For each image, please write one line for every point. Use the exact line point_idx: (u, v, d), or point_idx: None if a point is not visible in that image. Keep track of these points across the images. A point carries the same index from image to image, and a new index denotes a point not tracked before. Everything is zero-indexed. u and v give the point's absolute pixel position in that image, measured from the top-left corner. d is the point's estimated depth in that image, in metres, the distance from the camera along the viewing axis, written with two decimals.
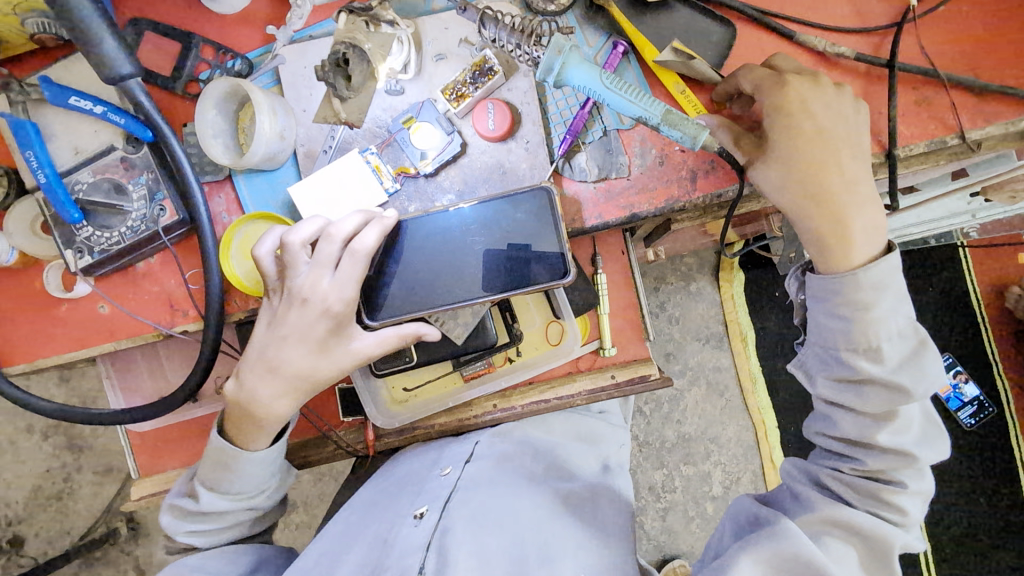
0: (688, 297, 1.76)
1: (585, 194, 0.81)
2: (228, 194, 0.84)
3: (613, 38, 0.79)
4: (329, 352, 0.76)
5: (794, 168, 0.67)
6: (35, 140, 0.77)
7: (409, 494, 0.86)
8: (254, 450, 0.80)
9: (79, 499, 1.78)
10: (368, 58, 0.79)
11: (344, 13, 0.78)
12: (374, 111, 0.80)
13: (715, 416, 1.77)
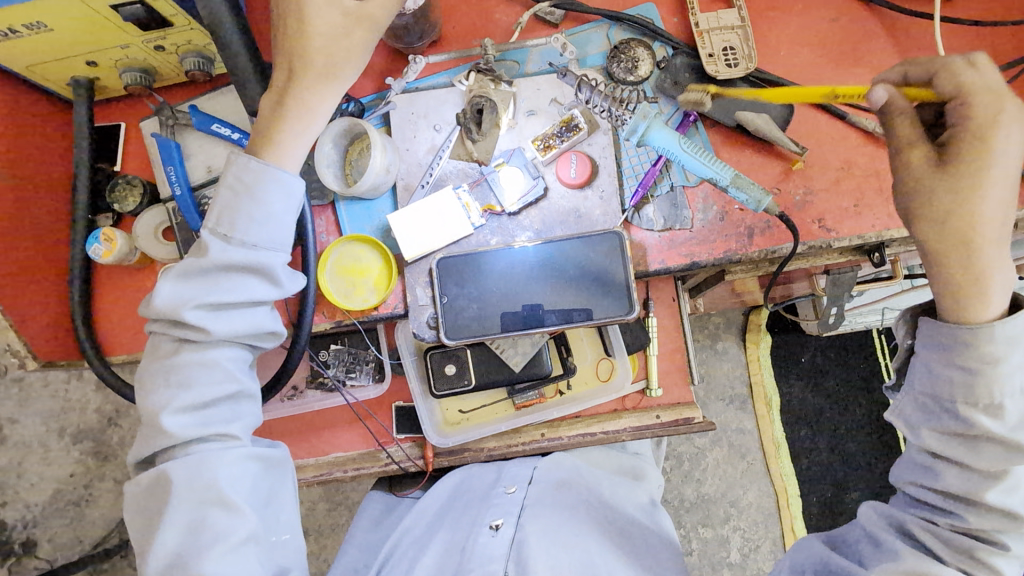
0: (713, 356, 1.80)
1: (651, 241, 0.89)
2: (328, 217, 0.95)
3: (684, 107, 0.89)
4: (325, 92, 0.74)
5: (956, 190, 0.63)
6: (176, 158, 0.89)
7: (481, 508, 1.00)
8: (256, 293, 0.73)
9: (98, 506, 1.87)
10: (497, 109, 0.90)
11: (474, 72, 0.91)
12: (494, 151, 0.90)
13: (736, 479, 1.77)
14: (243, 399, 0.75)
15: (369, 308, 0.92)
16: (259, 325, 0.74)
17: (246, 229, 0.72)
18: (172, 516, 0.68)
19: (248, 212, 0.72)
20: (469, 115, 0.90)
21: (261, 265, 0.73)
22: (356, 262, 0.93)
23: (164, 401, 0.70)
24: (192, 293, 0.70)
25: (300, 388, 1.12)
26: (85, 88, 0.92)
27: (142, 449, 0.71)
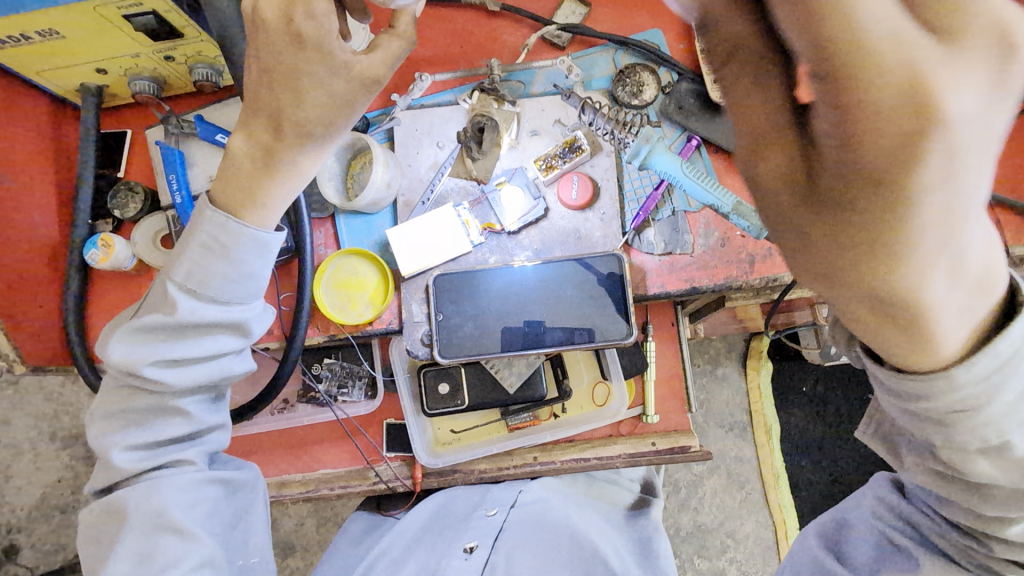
0: (713, 382, 1.78)
1: (651, 265, 0.88)
2: (327, 230, 0.94)
3: (688, 132, 0.89)
4: (310, 151, 0.69)
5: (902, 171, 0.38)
6: (178, 166, 0.89)
7: (457, 530, 0.96)
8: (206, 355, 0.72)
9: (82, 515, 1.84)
10: (499, 129, 0.90)
11: (478, 92, 0.91)
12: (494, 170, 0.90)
13: (734, 510, 1.74)
14: (203, 431, 0.79)
15: (364, 323, 0.91)
16: (222, 373, 0.74)
17: (214, 287, 0.70)
18: (124, 542, 0.72)
19: (217, 269, 0.68)
20: (470, 133, 0.90)
21: (230, 321, 0.72)
22: (352, 276, 0.92)
23: (119, 437, 0.73)
24: (152, 347, 0.70)
25: (291, 401, 1.11)
26: (94, 95, 0.93)
27: (103, 478, 0.75)
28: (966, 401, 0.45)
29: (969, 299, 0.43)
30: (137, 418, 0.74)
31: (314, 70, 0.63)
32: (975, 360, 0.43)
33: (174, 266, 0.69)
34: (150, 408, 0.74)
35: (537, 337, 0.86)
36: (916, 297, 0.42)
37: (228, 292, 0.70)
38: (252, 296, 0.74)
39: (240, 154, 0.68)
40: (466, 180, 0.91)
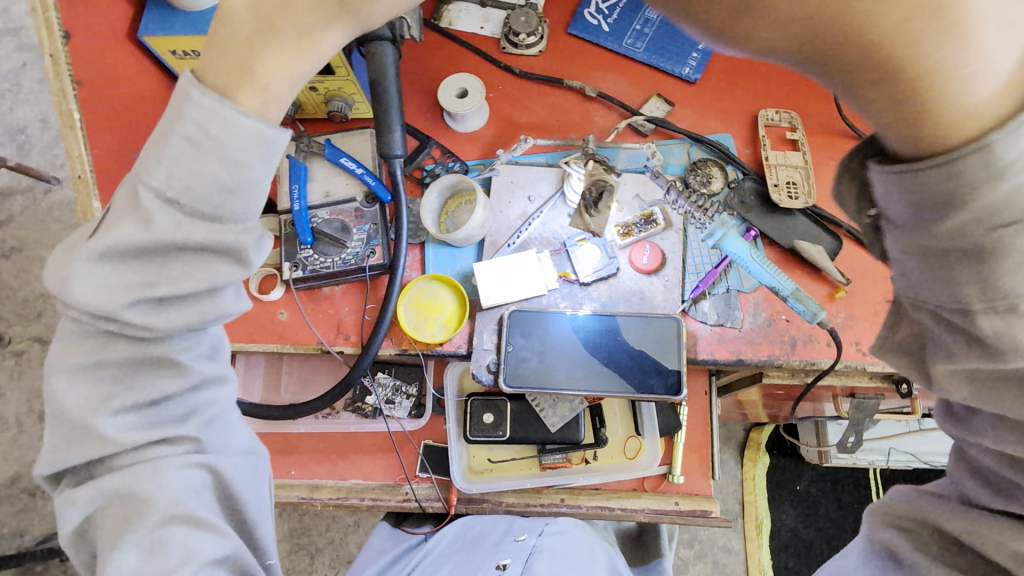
0: None
1: (703, 332, 0.98)
2: (415, 255, 1.05)
3: (747, 223, 1.02)
4: (335, 26, 0.59)
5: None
6: (302, 179, 1.02)
7: (488, 550, 1.08)
8: (196, 284, 0.61)
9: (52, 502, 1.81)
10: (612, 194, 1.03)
11: (592, 161, 1.04)
12: (607, 228, 1.01)
13: None
14: (202, 388, 0.69)
15: (435, 343, 0.99)
16: (218, 314, 0.65)
17: (209, 200, 0.59)
18: (127, 535, 0.62)
19: (213, 180, 0.58)
20: (590, 194, 1.03)
21: (224, 245, 0.61)
22: (433, 299, 1.02)
23: (100, 399, 0.62)
24: (132, 276, 0.60)
25: (337, 408, 1.16)
26: None
27: (74, 457, 0.62)
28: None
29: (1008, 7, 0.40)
30: (118, 374, 0.64)
31: None
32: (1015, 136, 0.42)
33: (151, 167, 0.58)
34: (133, 359, 0.64)
35: (597, 382, 0.94)
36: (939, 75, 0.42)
37: (228, 210, 0.61)
38: (249, 215, 0.64)
39: (241, 24, 0.59)
40: (549, 232, 1.02)
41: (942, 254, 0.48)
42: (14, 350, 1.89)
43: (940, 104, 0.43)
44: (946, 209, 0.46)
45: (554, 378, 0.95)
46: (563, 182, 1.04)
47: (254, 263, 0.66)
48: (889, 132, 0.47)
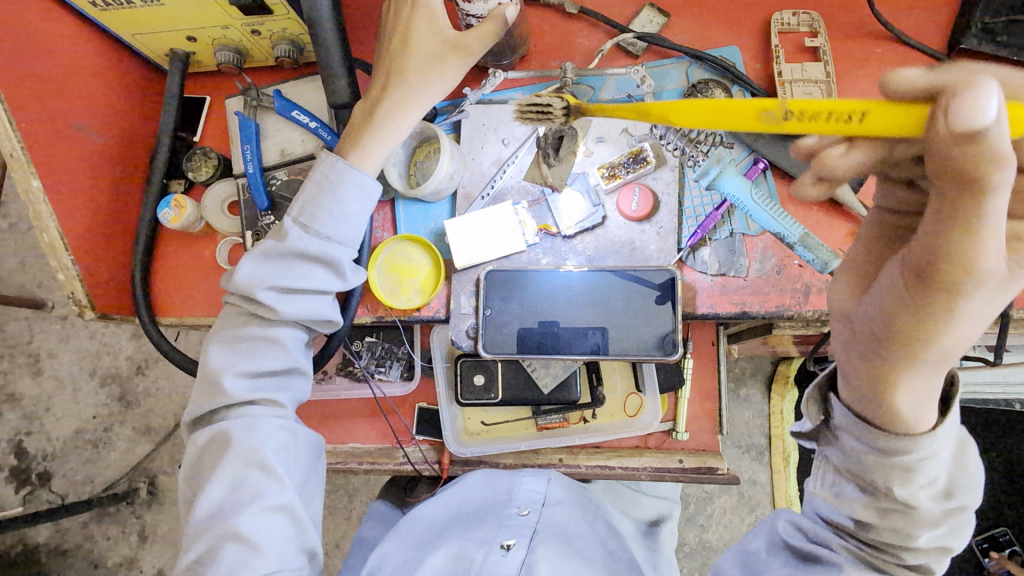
0: (736, 402, 1.72)
1: (703, 284, 0.88)
2: (386, 214, 0.97)
3: (755, 154, 0.88)
4: (415, 97, 0.76)
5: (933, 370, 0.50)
6: (252, 137, 0.93)
7: (488, 528, 0.87)
8: (314, 284, 0.73)
9: (113, 451, 1.92)
10: (574, 136, 0.90)
11: (555, 98, 0.90)
12: (569, 179, 0.90)
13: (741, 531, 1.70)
14: (297, 375, 0.76)
15: (412, 309, 0.93)
16: (322, 313, 0.75)
17: (322, 219, 0.73)
18: (219, 471, 0.68)
19: (326, 205, 0.73)
20: (550, 140, 0.90)
21: (330, 256, 0.74)
22: (406, 261, 0.94)
23: (227, 363, 0.72)
24: (270, 273, 0.72)
25: (329, 372, 1.13)
26: (180, 60, 0.97)
27: (199, 408, 0.72)
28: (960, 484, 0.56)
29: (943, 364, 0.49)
30: (244, 344, 0.73)
31: (418, 25, 0.76)
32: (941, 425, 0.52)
33: (293, 203, 0.75)
34: (259, 336, 0.73)
35: (603, 345, 0.86)
36: (931, 366, 0.49)
37: (335, 230, 0.74)
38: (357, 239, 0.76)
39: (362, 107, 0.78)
40: (536, 178, 0.91)
41: (886, 453, 0.53)
42: (55, 314, 1.95)
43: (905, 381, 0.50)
44: (894, 448, 0.52)
45: (546, 338, 0.87)
46: (537, 120, 0.91)
47: (351, 280, 0.77)
48: (869, 375, 0.52)
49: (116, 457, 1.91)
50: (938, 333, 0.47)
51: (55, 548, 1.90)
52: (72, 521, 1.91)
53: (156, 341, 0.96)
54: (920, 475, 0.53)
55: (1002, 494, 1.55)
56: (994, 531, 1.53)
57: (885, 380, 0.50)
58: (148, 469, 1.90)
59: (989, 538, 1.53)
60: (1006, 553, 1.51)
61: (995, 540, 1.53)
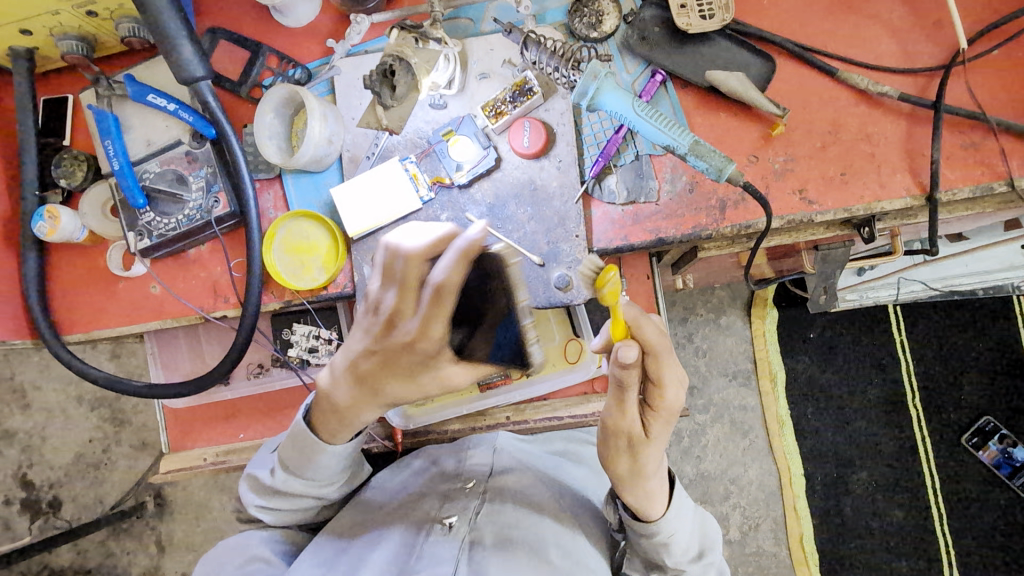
0: (717, 331, 1.63)
1: (614, 215, 0.82)
2: (276, 191, 0.90)
3: (652, 66, 0.82)
4: (399, 379, 0.61)
5: (648, 468, 0.70)
6: (114, 130, 0.85)
7: (432, 504, 0.85)
8: (308, 468, 0.77)
9: (116, 470, 1.88)
10: (413, 71, 0.83)
11: (396, 29, 0.81)
12: (418, 124, 0.84)
13: (737, 456, 1.61)
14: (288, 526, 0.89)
15: (318, 288, 0.88)
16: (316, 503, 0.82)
17: (295, 449, 0.76)
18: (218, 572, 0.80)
19: (301, 462, 0.76)
20: (376, 78, 0.83)
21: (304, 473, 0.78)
22: (303, 239, 0.88)
23: (252, 499, 0.83)
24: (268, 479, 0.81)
25: (266, 366, 1.11)
26: (25, 58, 0.89)
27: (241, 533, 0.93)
28: (700, 533, 0.81)
29: (639, 463, 0.69)
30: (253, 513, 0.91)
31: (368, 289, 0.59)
32: (663, 503, 0.73)
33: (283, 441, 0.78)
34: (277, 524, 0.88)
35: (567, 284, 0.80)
36: (632, 471, 0.70)
37: (314, 473, 0.78)
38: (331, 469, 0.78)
39: (339, 388, 0.66)
40: (398, 124, 0.84)
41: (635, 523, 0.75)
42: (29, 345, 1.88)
43: (632, 496, 0.72)
44: (642, 524, 0.74)
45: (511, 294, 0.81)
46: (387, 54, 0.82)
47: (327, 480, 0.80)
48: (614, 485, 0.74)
49: (119, 475, 1.88)
50: (623, 450, 0.69)
51: (79, 570, 1.89)
52: (90, 541, 1.89)
53: (67, 362, 0.91)
54: (672, 539, 0.75)
55: (987, 381, 1.52)
56: (981, 422, 1.52)
57: (615, 476, 0.71)
58: (152, 482, 1.87)
59: (978, 432, 1.52)
60: (994, 441, 1.51)
61: (983, 432, 1.52)
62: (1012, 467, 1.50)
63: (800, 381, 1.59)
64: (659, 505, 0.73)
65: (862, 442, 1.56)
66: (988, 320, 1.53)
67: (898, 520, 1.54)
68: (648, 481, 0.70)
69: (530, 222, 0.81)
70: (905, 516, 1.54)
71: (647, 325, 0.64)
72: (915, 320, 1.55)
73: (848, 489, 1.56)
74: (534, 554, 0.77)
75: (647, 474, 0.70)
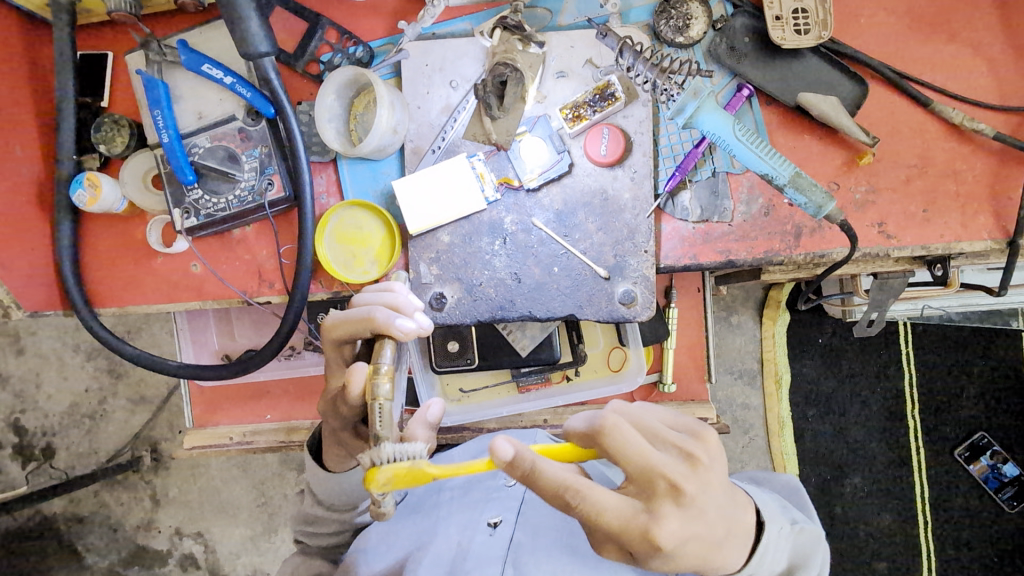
0: (725, 329, 1.57)
1: (684, 232, 0.79)
2: (329, 176, 0.86)
3: (738, 79, 0.78)
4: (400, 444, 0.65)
5: (659, 558, 0.54)
6: (165, 101, 0.81)
7: (475, 501, 0.84)
8: (327, 488, 0.77)
9: (106, 425, 1.67)
10: (522, 80, 0.79)
11: (500, 30, 0.79)
12: (517, 131, 0.79)
13: (735, 453, 1.58)
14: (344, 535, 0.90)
15: (369, 282, 0.84)
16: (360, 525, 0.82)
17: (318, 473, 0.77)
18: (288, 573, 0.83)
19: (330, 484, 0.77)
20: (490, 86, 0.79)
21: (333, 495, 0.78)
22: (357, 230, 0.84)
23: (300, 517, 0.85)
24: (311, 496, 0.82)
25: (298, 348, 1.08)
26: (67, 11, 0.82)
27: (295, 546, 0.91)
28: (800, 548, 0.63)
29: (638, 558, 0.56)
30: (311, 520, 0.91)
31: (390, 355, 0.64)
32: (721, 559, 0.57)
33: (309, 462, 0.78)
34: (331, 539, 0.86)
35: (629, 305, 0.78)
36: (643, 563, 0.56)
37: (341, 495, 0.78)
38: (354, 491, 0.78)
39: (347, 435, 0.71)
40: (507, 138, 0.79)
41: None
42: None
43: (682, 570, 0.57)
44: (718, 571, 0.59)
45: (572, 307, 0.79)
46: (488, 57, 0.80)
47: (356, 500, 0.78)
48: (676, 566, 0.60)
49: None
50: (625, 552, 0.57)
51: None
52: None
53: (101, 334, 0.87)
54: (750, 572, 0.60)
55: (986, 397, 1.51)
56: (975, 437, 1.51)
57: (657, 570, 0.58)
58: (150, 436, 1.66)
59: (969, 445, 1.51)
60: (986, 456, 1.50)
61: (975, 446, 1.51)
62: (1000, 482, 1.50)
63: (804, 384, 1.55)
64: (728, 555, 0.57)
65: (857, 448, 1.54)
66: (989, 336, 1.50)
67: (886, 528, 1.54)
68: (675, 563, 0.55)
69: (599, 233, 0.79)
70: (892, 521, 1.54)
71: (542, 472, 0.53)
72: (920, 335, 1.53)
73: (842, 493, 1.54)
74: (580, 562, 0.75)
75: (669, 557, 0.54)
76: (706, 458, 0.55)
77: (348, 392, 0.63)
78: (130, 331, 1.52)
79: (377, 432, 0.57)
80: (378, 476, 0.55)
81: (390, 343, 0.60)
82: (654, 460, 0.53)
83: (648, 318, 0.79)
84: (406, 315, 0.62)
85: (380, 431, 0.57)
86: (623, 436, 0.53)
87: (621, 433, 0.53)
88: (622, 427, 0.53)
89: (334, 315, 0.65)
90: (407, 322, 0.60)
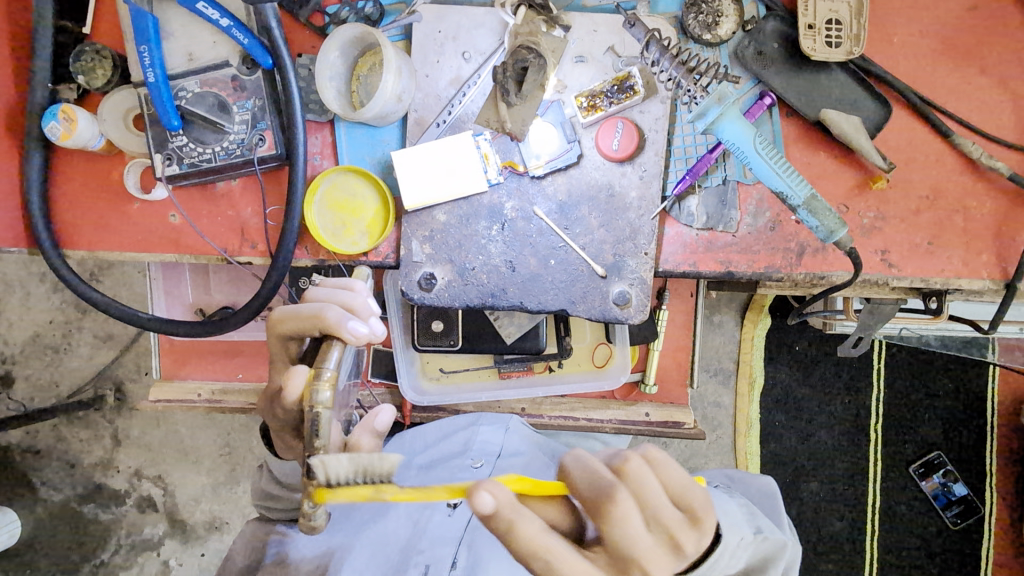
0: (708, 328, 1.57)
1: (687, 237, 0.77)
2: (325, 137, 0.81)
3: (761, 86, 0.75)
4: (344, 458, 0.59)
5: None
6: (152, 36, 0.75)
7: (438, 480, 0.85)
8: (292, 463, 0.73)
9: (69, 359, 1.62)
10: (545, 68, 0.75)
11: (524, 8, 0.75)
12: (535, 120, 0.76)
13: (701, 449, 1.61)
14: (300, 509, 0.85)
15: (357, 253, 0.80)
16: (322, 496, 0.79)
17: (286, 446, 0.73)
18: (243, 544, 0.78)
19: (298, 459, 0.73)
20: (511, 71, 0.75)
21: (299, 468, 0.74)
22: (349, 198, 0.80)
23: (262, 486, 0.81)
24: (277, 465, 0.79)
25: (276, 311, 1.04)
26: None
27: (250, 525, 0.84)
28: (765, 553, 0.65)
29: None
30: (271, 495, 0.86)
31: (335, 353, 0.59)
32: None
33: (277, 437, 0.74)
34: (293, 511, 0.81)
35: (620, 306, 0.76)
36: None
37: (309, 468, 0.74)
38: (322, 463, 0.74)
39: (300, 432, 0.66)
40: (522, 128, 0.76)
41: None
42: None
43: None
44: None
45: (564, 301, 0.77)
46: (505, 31, 0.76)
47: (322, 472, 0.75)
48: None
49: None
50: None
51: None
52: None
53: (67, 278, 0.82)
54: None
55: (947, 420, 1.55)
56: (930, 455, 1.56)
57: None
58: (113, 375, 1.61)
59: (924, 463, 1.56)
60: (938, 474, 1.55)
61: (930, 464, 1.56)
62: (947, 499, 1.56)
63: (777, 389, 1.57)
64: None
65: (817, 454, 1.58)
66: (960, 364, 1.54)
67: (836, 532, 1.59)
68: None
69: (600, 228, 0.76)
70: (842, 527, 1.59)
71: (520, 539, 0.50)
72: (893, 355, 1.55)
73: (798, 497, 1.58)
74: None
75: None
76: (697, 541, 0.54)
77: (286, 395, 0.59)
78: (99, 267, 1.46)
79: (313, 443, 0.52)
80: (326, 497, 0.51)
81: (338, 344, 0.56)
82: (646, 546, 0.52)
83: (640, 322, 0.77)
84: (360, 318, 0.60)
85: (315, 441, 0.52)
86: (630, 514, 0.52)
87: (625, 511, 0.52)
88: (625, 499, 0.53)
89: (282, 310, 0.63)
90: (360, 325, 0.58)
